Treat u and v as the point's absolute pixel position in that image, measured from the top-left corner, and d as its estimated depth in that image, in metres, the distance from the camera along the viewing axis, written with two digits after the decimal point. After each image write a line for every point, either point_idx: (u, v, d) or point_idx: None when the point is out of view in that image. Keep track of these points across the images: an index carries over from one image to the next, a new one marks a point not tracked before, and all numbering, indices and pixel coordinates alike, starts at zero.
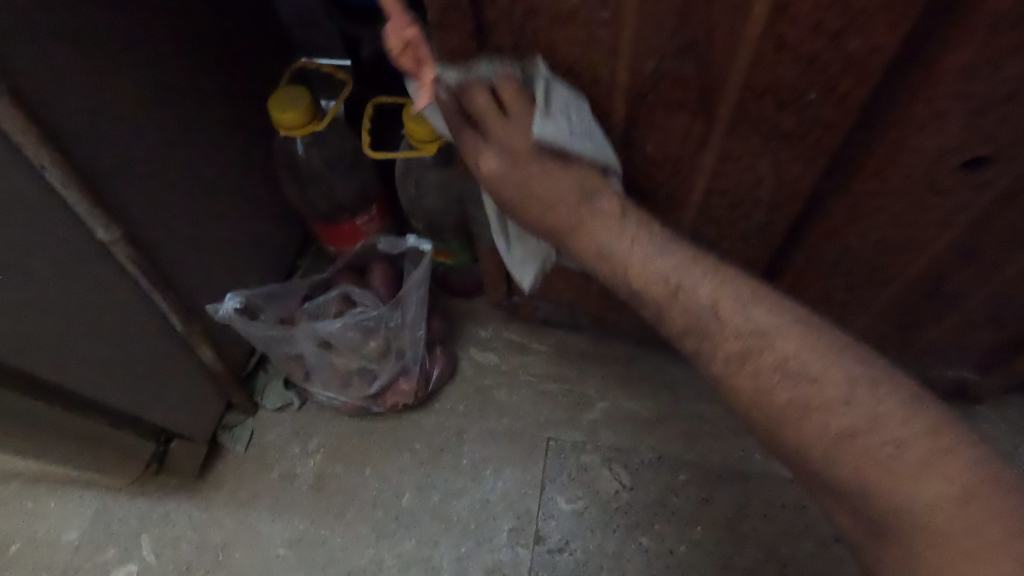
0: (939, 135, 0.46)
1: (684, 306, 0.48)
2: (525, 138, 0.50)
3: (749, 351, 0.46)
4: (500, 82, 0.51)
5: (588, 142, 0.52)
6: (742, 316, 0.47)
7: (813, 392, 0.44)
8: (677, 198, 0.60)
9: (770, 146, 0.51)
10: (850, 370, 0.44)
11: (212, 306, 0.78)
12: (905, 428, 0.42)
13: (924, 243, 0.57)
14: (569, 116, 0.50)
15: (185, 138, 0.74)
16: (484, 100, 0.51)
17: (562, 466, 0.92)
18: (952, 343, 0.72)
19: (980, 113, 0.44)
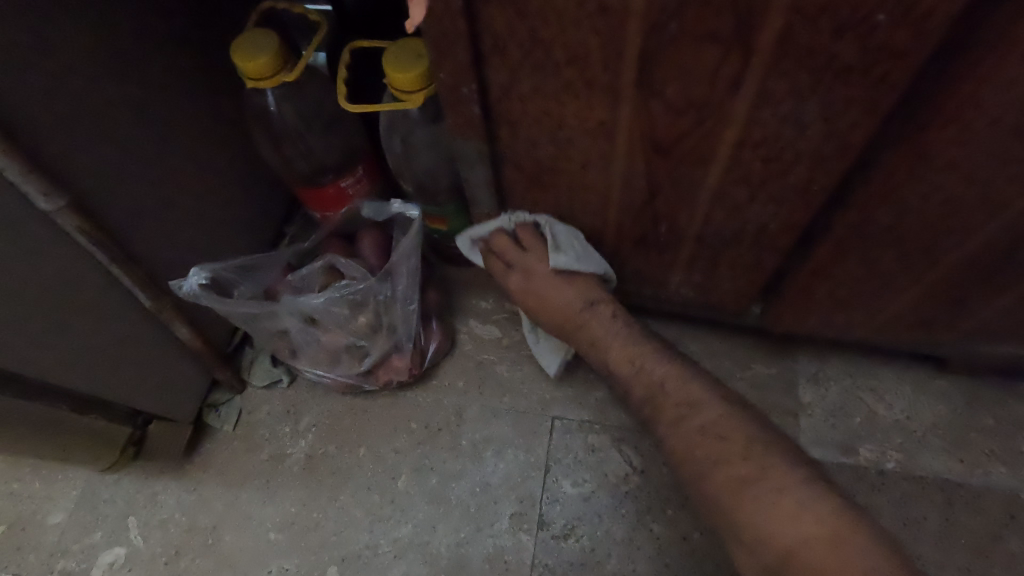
0: None
1: (640, 381, 0.67)
2: (541, 263, 0.69)
3: (682, 416, 0.63)
4: (519, 226, 0.69)
5: (589, 259, 0.69)
6: (680, 388, 0.64)
7: (719, 449, 0.59)
8: (701, 155, 0.51)
9: (820, 85, 0.42)
10: (748, 432, 0.60)
11: (176, 282, 0.70)
12: (785, 478, 0.55)
13: (1000, 206, 0.48)
14: (571, 244, 0.68)
15: (140, 91, 0.65)
16: (505, 241, 0.71)
17: (567, 448, 0.86)
18: (1012, 320, 0.64)
19: None
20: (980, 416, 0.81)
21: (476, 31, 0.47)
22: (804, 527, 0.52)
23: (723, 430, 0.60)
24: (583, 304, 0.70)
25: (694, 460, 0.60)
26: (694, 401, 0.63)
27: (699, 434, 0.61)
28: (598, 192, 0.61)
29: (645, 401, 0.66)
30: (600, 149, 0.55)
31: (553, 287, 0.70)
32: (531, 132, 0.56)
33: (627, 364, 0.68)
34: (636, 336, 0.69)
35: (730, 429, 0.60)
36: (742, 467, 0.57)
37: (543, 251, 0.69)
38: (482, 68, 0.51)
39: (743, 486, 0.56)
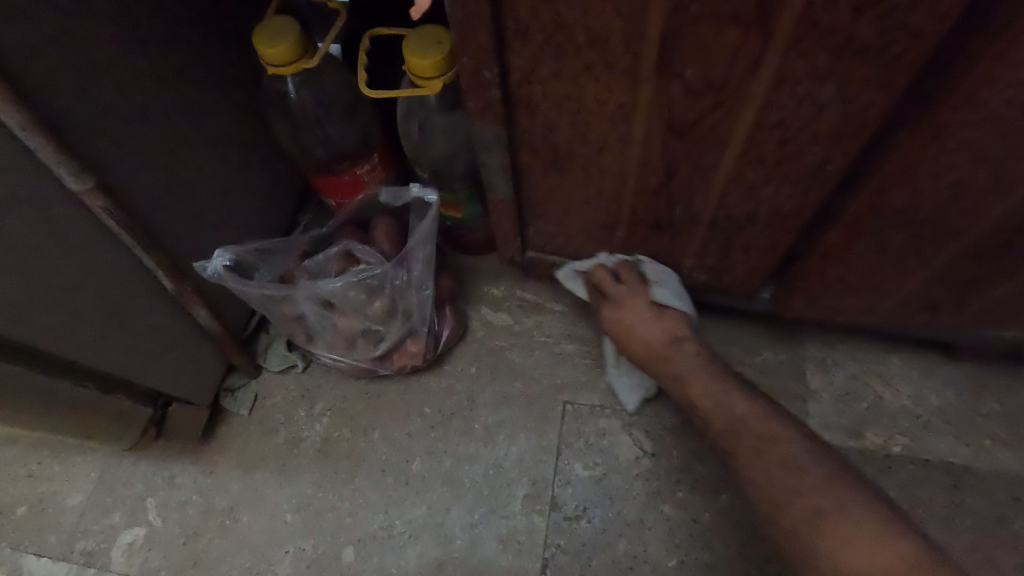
0: None
1: (722, 413, 0.68)
2: (638, 297, 0.76)
3: (762, 447, 0.64)
4: (618, 263, 0.77)
5: (681, 299, 0.76)
6: (762, 423, 0.66)
7: (802, 481, 0.60)
8: (718, 136, 0.52)
9: (838, 64, 0.43)
10: (829, 469, 0.61)
11: (200, 263, 0.71)
12: (865, 513, 0.57)
13: (1010, 187, 0.49)
14: (668, 282, 0.76)
15: (164, 78, 0.67)
16: (605, 274, 0.77)
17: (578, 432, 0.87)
18: (1018, 304, 0.65)
19: None
20: (987, 402, 0.82)
21: (499, 14, 0.48)
22: (885, 558, 0.53)
23: (804, 463, 0.61)
24: (669, 339, 0.75)
25: (771, 490, 0.61)
26: (775, 434, 0.64)
27: (780, 466, 0.62)
28: (614, 175, 0.62)
29: (726, 434, 0.67)
30: (618, 132, 0.56)
31: (644, 321, 0.75)
32: (551, 115, 0.57)
33: (710, 398, 0.70)
34: (720, 374, 0.72)
35: (810, 461, 0.62)
36: (818, 498, 0.58)
37: (639, 286, 0.76)
38: (504, 51, 0.52)
39: (819, 517, 0.57)
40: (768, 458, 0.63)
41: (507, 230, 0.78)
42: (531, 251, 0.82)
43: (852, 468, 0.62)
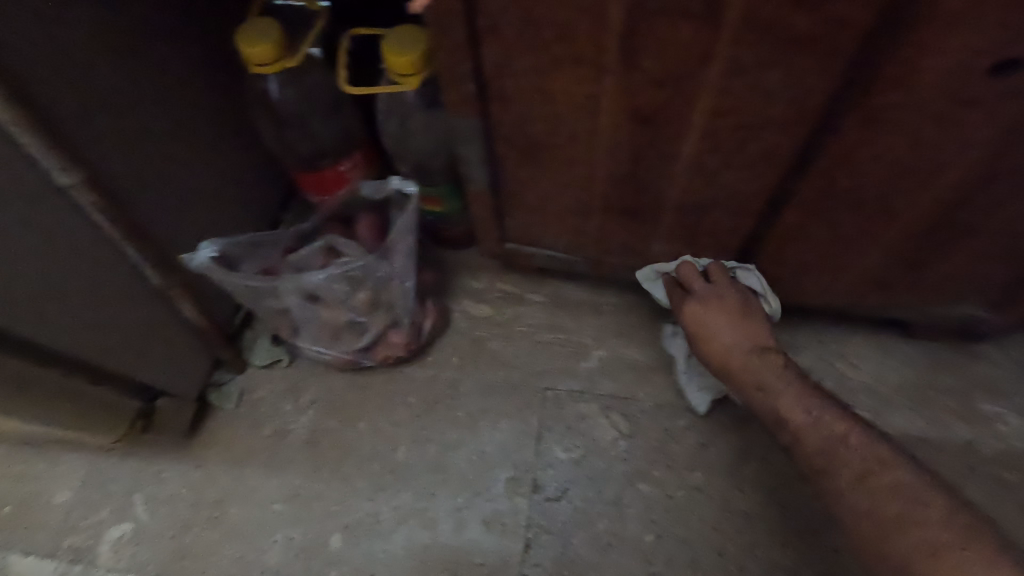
0: (969, 32, 0.42)
1: (816, 432, 0.67)
2: (724, 296, 0.75)
3: (869, 471, 0.62)
4: (710, 263, 0.77)
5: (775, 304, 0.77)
6: (868, 447, 0.64)
7: (918, 512, 0.57)
8: (679, 123, 0.56)
9: (781, 55, 0.47)
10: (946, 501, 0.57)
11: (187, 255, 0.73)
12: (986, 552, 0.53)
13: (941, 165, 0.53)
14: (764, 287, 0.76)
15: (149, 77, 0.69)
16: (694, 272, 0.76)
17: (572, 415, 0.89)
18: (961, 279, 0.70)
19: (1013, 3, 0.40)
20: (941, 377, 0.87)
21: (471, 11, 0.51)
22: None
23: (918, 493, 0.59)
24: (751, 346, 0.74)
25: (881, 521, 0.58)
26: (881, 458, 0.62)
27: (886, 491, 0.60)
28: (586, 164, 0.66)
29: (824, 453, 0.65)
30: (586, 121, 0.60)
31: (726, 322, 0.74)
32: (523, 107, 0.60)
33: (804, 413, 0.68)
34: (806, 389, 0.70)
35: (919, 490, 0.59)
36: (941, 534, 0.55)
37: (726, 286, 0.75)
38: (477, 46, 0.55)
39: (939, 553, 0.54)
40: (874, 482, 0.61)
41: (486, 221, 0.81)
42: (511, 242, 0.86)
43: (878, 463, 0.62)
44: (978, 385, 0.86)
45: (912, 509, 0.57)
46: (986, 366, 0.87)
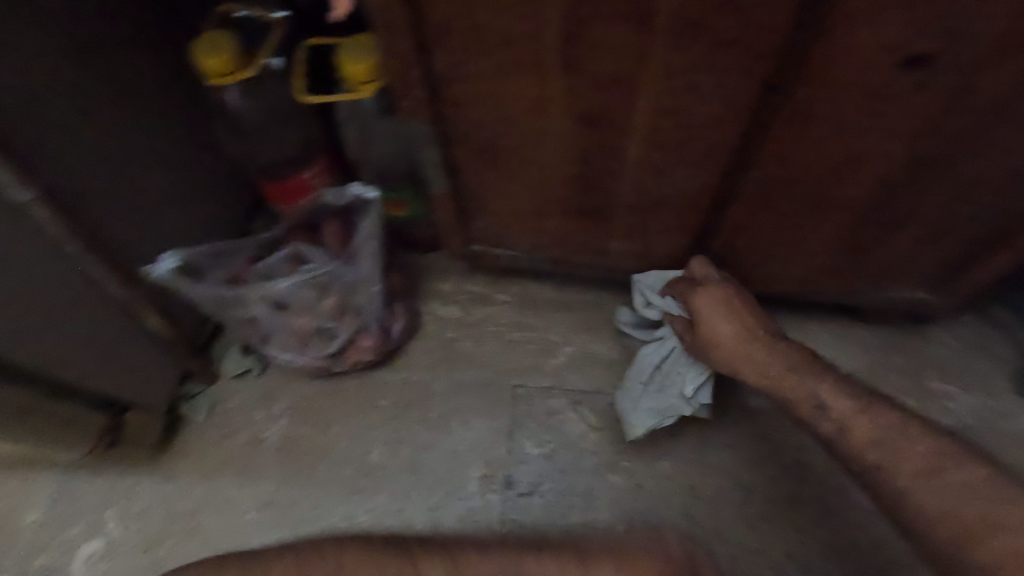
0: (879, 32, 0.44)
1: (866, 427, 0.65)
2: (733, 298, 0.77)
3: (933, 468, 0.60)
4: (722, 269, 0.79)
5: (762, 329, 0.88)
6: (925, 443, 0.62)
7: (996, 514, 0.55)
8: (623, 123, 0.58)
9: (711, 57, 0.49)
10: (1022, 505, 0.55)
11: (147, 268, 0.73)
12: None
13: (869, 155, 0.56)
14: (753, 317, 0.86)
15: (106, 93, 0.69)
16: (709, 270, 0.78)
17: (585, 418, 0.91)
18: (903, 262, 0.73)
19: (915, 5, 0.42)
20: (894, 360, 0.91)
21: (418, 21, 0.53)
22: None
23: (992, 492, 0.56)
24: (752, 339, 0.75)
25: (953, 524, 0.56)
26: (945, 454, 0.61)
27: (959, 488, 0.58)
28: (541, 165, 0.68)
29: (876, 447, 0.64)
30: (536, 124, 0.62)
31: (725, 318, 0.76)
32: (475, 111, 0.62)
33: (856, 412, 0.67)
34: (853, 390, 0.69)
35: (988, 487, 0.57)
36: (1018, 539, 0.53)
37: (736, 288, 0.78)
38: (427, 53, 0.56)
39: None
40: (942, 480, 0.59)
41: (449, 225, 0.83)
42: (476, 245, 0.87)
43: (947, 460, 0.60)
44: (928, 365, 0.90)
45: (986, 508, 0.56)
46: (934, 347, 0.91)
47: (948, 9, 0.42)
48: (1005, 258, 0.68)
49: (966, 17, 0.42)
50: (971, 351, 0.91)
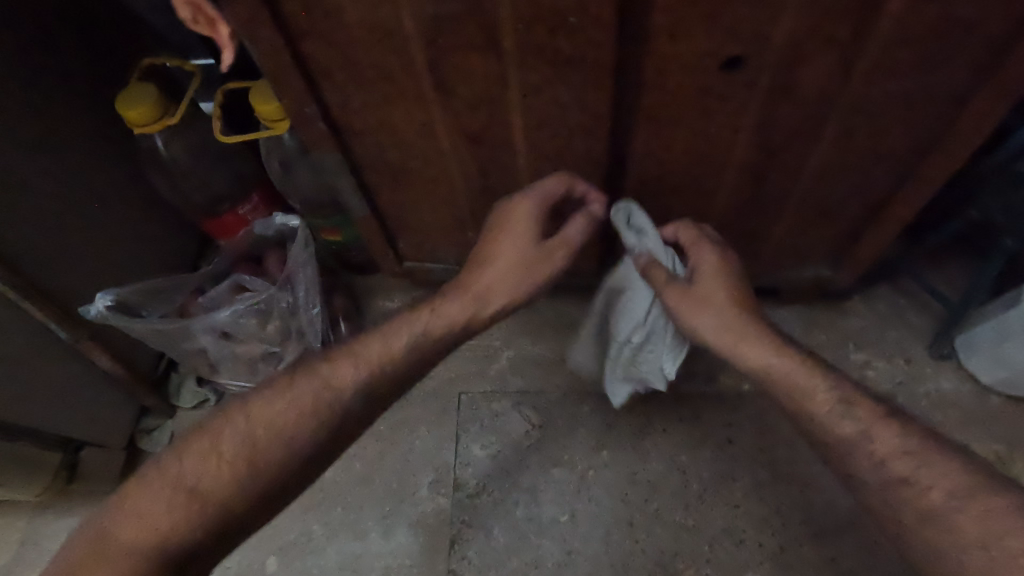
0: (690, 41, 0.50)
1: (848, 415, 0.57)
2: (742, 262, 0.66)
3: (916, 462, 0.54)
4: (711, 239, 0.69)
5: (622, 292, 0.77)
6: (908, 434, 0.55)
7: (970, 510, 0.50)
8: (504, 137, 0.64)
9: (558, 74, 0.54)
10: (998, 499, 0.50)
11: (82, 307, 0.77)
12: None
13: (726, 146, 0.62)
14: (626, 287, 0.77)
15: (40, 146, 0.73)
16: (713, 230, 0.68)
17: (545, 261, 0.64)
18: (797, 242, 0.78)
19: (713, 16, 0.48)
20: (815, 335, 0.95)
21: (302, 62, 0.58)
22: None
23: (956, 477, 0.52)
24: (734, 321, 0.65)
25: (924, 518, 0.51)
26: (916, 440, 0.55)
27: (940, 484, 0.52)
28: (445, 182, 0.73)
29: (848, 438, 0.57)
30: (430, 144, 0.67)
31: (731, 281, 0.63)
32: (374, 137, 0.67)
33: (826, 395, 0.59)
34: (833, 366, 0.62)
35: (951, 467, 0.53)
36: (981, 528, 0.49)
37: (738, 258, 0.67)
38: (318, 89, 0.61)
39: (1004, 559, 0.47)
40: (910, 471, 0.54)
41: (377, 246, 0.87)
42: (409, 261, 0.92)
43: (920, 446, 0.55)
44: (848, 338, 0.94)
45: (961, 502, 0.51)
46: (854, 321, 0.95)
47: (742, 17, 0.48)
48: (881, 233, 0.73)
49: (760, 24, 0.48)
50: (889, 321, 0.95)
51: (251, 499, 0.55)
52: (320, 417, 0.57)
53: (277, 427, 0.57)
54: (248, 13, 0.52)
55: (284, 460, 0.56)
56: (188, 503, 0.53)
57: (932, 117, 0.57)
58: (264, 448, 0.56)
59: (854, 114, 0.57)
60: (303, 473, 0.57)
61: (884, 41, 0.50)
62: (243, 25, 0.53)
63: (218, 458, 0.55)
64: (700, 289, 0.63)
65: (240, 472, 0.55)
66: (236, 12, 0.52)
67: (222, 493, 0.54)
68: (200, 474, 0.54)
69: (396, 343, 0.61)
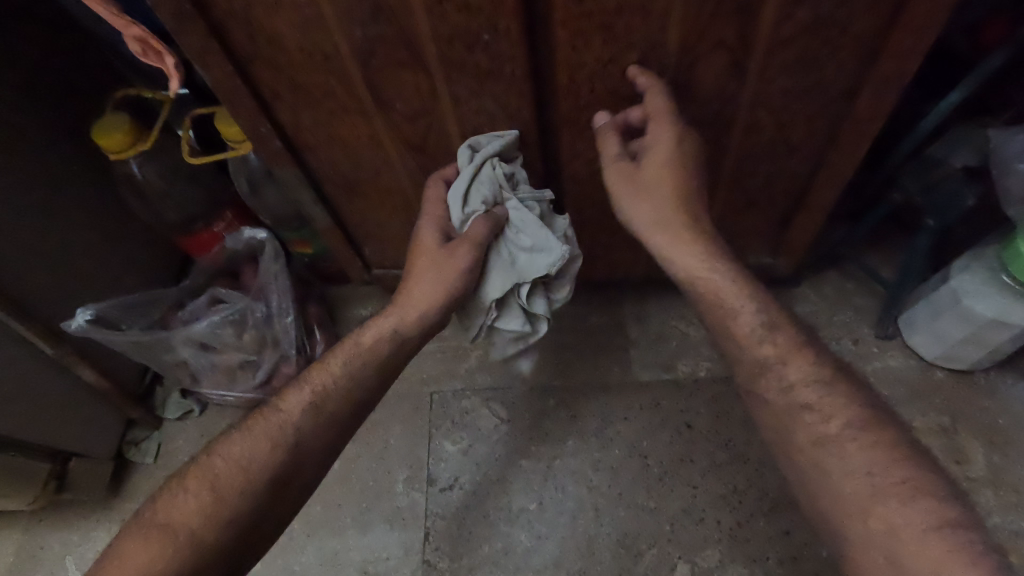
0: (592, 50, 0.56)
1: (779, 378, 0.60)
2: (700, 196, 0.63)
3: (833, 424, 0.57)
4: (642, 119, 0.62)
5: (483, 186, 0.65)
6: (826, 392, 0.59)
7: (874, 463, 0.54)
8: (444, 145, 0.70)
9: (482, 84, 0.60)
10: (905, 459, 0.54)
11: (64, 322, 0.82)
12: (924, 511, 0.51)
13: None
14: (481, 181, 0.65)
15: (18, 175, 0.78)
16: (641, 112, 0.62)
17: (481, 276, 0.68)
18: (734, 232, 0.83)
19: (609, 26, 0.54)
20: None
21: (254, 86, 0.64)
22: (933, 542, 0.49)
23: (871, 432, 0.56)
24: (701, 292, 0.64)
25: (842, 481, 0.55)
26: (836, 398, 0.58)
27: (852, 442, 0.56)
28: (398, 191, 0.79)
29: (770, 406, 0.60)
30: (380, 157, 0.73)
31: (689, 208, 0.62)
32: (327, 153, 0.73)
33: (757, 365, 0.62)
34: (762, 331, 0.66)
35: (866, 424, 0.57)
36: (887, 482, 0.53)
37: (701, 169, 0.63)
38: (271, 110, 0.67)
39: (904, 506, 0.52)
40: (821, 428, 0.57)
41: (343, 254, 0.92)
42: (376, 268, 0.97)
43: (841, 405, 0.58)
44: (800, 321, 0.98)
45: (865, 455, 0.55)
46: (805, 304, 0.99)
47: (633, 27, 0.55)
48: (808, 218, 0.77)
49: (651, 32, 0.55)
50: (837, 303, 0.99)
51: (226, 523, 0.57)
52: (280, 440, 0.61)
53: (241, 457, 0.60)
54: (198, 44, 0.58)
55: (249, 487, 0.59)
56: (161, 535, 0.56)
57: (828, 107, 0.63)
58: (225, 477, 0.59)
59: (756, 106, 0.62)
60: (272, 512, 0.60)
61: (765, 42, 0.56)
62: (195, 55, 0.59)
63: (185, 496, 0.58)
64: (647, 172, 0.61)
65: (208, 500, 0.57)
66: (187, 44, 0.58)
67: (193, 525, 0.56)
68: (172, 511, 0.57)
69: (359, 364, 0.66)
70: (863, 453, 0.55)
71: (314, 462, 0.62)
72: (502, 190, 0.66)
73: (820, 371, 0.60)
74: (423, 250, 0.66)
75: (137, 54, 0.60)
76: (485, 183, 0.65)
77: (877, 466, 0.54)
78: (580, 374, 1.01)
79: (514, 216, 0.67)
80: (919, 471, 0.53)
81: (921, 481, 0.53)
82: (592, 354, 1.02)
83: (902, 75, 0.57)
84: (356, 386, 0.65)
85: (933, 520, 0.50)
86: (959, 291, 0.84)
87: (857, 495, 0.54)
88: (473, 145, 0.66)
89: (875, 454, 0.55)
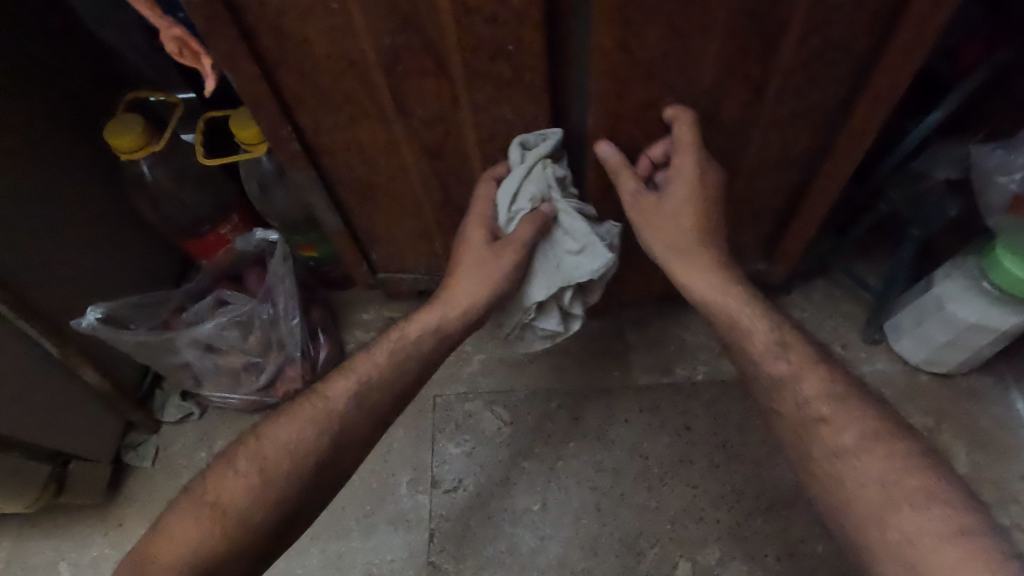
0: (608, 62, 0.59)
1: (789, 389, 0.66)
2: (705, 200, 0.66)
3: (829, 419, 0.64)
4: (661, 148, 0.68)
5: (534, 185, 0.67)
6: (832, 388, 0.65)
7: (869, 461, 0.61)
8: (459, 150, 0.72)
9: (502, 93, 0.63)
10: (900, 456, 0.60)
11: (75, 320, 0.83)
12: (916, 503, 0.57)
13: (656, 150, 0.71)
14: (531, 179, 0.67)
15: (27, 175, 0.79)
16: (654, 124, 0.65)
17: (526, 277, 0.71)
18: (732, 239, 0.87)
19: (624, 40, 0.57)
20: None
21: (278, 89, 0.66)
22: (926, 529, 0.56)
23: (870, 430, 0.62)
24: (712, 295, 0.68)
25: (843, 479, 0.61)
26: (837, 393, 0.64)
27: (853, 437, 0.62)
28: (410, 195, 0.80)
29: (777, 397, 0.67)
30: (397, 163, 0.75)
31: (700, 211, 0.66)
32: (345, 156, 0.75)
33: (763, 361, 0.67)
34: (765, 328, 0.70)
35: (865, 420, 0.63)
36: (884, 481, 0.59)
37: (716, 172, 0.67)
38: (293, 114, 0.69)
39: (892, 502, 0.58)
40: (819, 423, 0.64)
41: (349, 258, 0.93)
42: (382, 273, 0.98)
43: (843, 402, 0.64)
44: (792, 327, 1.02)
45: (864, 450, 0.61)
46: (796, 310, 1.03)
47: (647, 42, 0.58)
48: (801, 227, 0.81)
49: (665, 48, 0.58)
50: (826, 308, 1.03)
51: (266, 511, 0.60)
52: (311, 429, 0.63)
53: (283, 441, 0.63)
54: (227, 48, 0.59)
55: (291, 473, 0.61)
56: (211, 514, 0.59)
57: (825, 119, 0.66)
58: (273, 460, 0.62)
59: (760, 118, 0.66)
60: (299, 504, 0.62)
61: (769, 58, 0.59)
62: (222, 59, 0.61)
63: (233, 475, 0.61)
64: (669, 204, 0.66)
65: (253, 482, 0.60)
66: (216, 48, 0.59)
67: (238, 508, 0.59)
68: (222, 492, 0.60)
69: (379, 362, 0.67)
70: (837, 429, 0.63)
71: (340, 456, 0.64)
72: (551, 190, 0.68)
73: (822, 374, 0.66)
74: (468, 249, 0.69)
75: (174, 55, 0.61)
76: (534, 182, 0.67)
77: (852, 441, 0.62)
78: (580, 380, 1.03)
79: (563, 217, 0.68)
80: (885, 447, 0.61)
81: (917, 473, 0.59)
82: (591, 358, 1.05)
83: (896, 92, 0.61)
84: (378, 379, 0.67)
85: (933, 517, 0.56)
86: (942, 297, 0.89)
87: (831, 467, 0.62)
88: (524, 143, 0.67)
89: (867, 443, 0.62)
